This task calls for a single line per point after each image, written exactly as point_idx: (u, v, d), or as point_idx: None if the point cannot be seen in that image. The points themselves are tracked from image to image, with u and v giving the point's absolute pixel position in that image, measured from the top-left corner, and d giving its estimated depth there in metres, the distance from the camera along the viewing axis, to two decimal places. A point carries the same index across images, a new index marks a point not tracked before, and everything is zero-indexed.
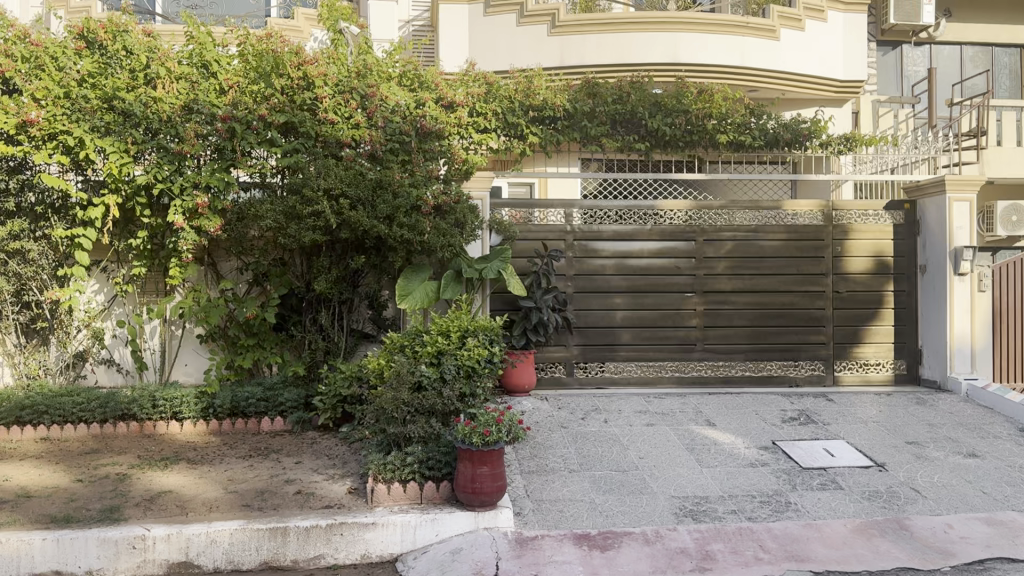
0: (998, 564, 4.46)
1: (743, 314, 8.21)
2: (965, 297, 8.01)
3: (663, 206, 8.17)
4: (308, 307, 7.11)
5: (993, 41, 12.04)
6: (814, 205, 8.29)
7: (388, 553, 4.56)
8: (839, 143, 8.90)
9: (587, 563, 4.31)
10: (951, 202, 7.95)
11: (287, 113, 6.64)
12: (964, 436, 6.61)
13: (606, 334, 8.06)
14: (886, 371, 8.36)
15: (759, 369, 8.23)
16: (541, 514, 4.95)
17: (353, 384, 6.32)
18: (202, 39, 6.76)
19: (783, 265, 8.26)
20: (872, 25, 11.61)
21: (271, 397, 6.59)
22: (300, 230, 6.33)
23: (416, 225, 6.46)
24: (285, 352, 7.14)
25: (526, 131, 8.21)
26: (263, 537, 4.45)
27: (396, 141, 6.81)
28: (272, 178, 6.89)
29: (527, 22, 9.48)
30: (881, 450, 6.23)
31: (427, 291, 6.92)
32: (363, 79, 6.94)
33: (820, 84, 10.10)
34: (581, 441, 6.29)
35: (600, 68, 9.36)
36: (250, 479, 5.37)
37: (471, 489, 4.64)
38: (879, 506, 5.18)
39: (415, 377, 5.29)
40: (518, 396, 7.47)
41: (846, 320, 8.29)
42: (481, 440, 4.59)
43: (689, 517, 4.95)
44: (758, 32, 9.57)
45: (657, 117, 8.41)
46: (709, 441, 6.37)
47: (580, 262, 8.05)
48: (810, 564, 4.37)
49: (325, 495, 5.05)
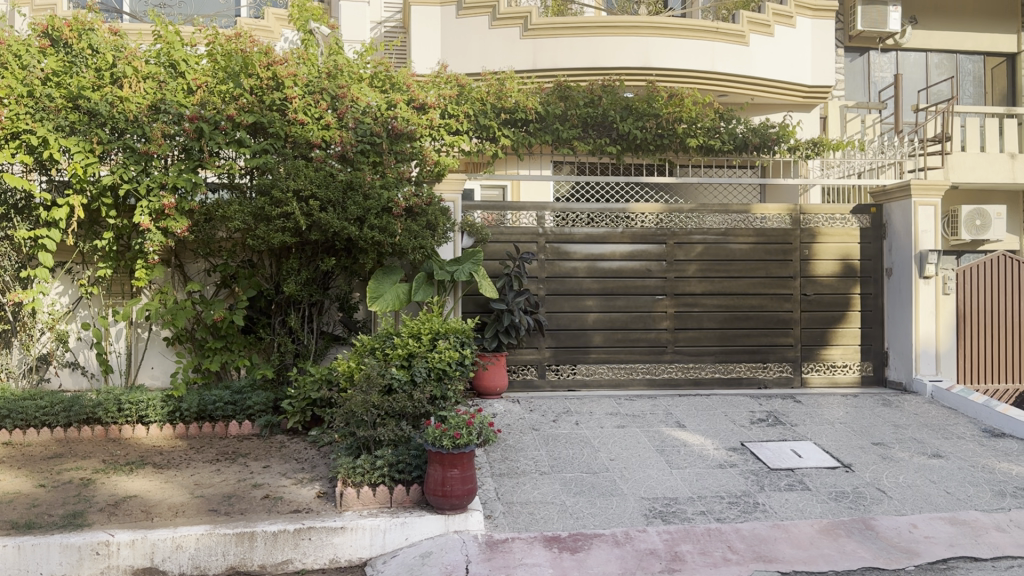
0: (961, 563, 4.53)
1: (712, 316, 8.27)
2: (930, 299, 8.12)
3: (635, 209, 8.23)
4: (277, 310, 7.05)
5: (958, 48, 12.25)
6: (783, 208, 8.39)
7: (357, 557, 4.54)
8: (807, 147, 8.73)
9: (557, 565, 4.31)
10: (916, 207, 8.08)
11: (256, 113, 6.58)
12: (928, 437, 6.71)
13: (578, 336, 8.07)
14: (853, 372, 8.46)
15: (729, 371, 8.29)
16: (512, 517, 4.94)
17: (322, 387, 6.27)
18: (170, 38, 6.68)
19: (752, 268, 8.35)
20: (840, 32, 11.87)
21: (238, 400, 6.52)
22: (269, 232, 6.28)
23: (387, 227, 6.43)
24: (254, 355, 7.08)
25: (498, 133, 8.20)
26: (230, 542, 4.40)
27: (368, 142, 6.74)
28: (241, 179, 6.80)
29: (499, 25, 9.48)
30: (848, 451, 6.31)
31: (398, 293, 6.89)
32: (334, 79, 6.92)
33: (789, 89, 10.21)
34: (553, 443, 6.30)
35: (572, 72, 9.38)
36: (217, 484, 5.31)
37: (442, 493, 4.63)
38: (846, 506, 5.25)
39: (385, 380, 5.26)
40: (490, 398, 7.47)
41: (813, 322, 8.39)
42: (452, 443, 4.59)
43: (659, 519, 4.98)
44: (727, 37, 9.68)
45: (628, 121, 8.46)
46: (679, 443, 6.42)
47: (552, 264, 8.06)
48: (778, 564, 4.41)
49: (293, 499, 5.01)
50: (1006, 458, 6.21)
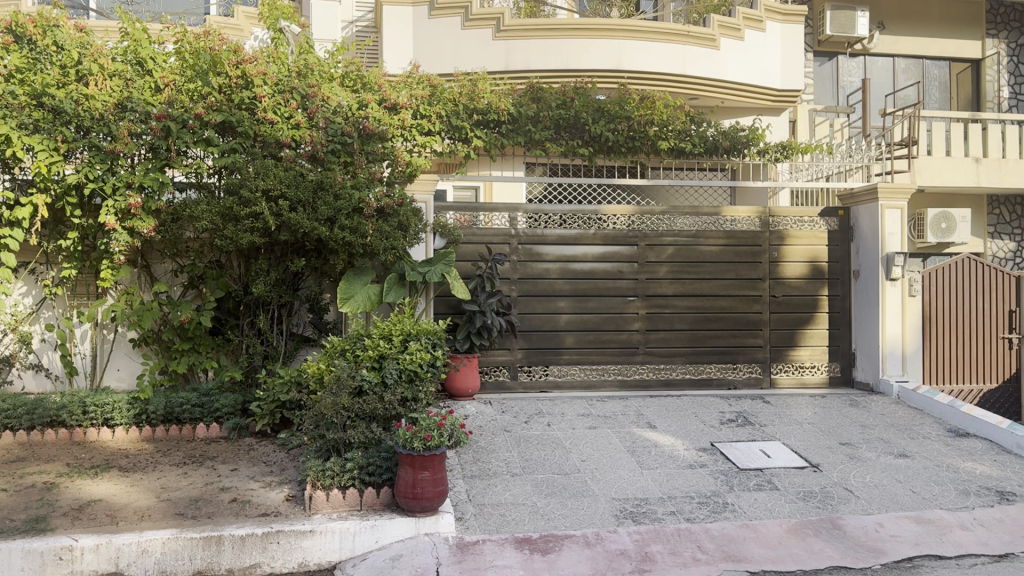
0: (926, 561, 4.59)
1: (684, 318, 8.32)
2: (897, 301, 8.23)
3: (607, 211, 8.27)
4: (246, 311, 6.97)
5: (924, 54, 12.43)
6: (752, 211, 8.48)
7: (326, 561, 4.49)
8: (776, 150, 8.90)
9: (527, 567, 4.31)
10: (883, 210, 8.18)
11: (224, 112, 6.50)
12: (895, 437, 6.80)
13: (550, 338, 8.08)
14: (821, 373, 8.55)
15: (699, 371, 8.34)
16: (483, 519, 4.92)
17: (291, 389, 6.24)
18: (138, 35, 6.58)
19: (722, 269, 8.42)
20: (809, 37, 12.07)
21: (206, 403, 6.44)
22: (237, 232, 6.21)
23: (358, 228, 6.39)
24: (221, 357, 7.00)
25: (470, 134, 8.19)
26: (196, 546, 4.34)
27: (338, 142, 6.70)
28: (209, 180, 6.72)
29: (472, 25, 9.46)
30: (816, 451, 6.38)
31: (369, 295, 6.84)
32: (304, 78, 6.85)
33: (758, 93, 10.30)
34: (524, 444, 6.29)
35: (545, 73, 9.39)
36: (184, 487, 5.24)
37: (412, 495, 4.61)
38: (814, 506, 5.29)
39: (356, 382, 5.22)
40: (462, 400, 7.45)
41: (782, 324, 8.48)
42: (423, 445, 4.57)
43: (630, 519, 5.00)
44: (698, 41, 9.74)
45: (600, 123, 8.50)
46: (650, 443, 6.44)
47: (524, 265, 8.06)
48: (747, 564, 4.44)
49: (261, 502, 4.95)
50: (970, 458, 6.31)
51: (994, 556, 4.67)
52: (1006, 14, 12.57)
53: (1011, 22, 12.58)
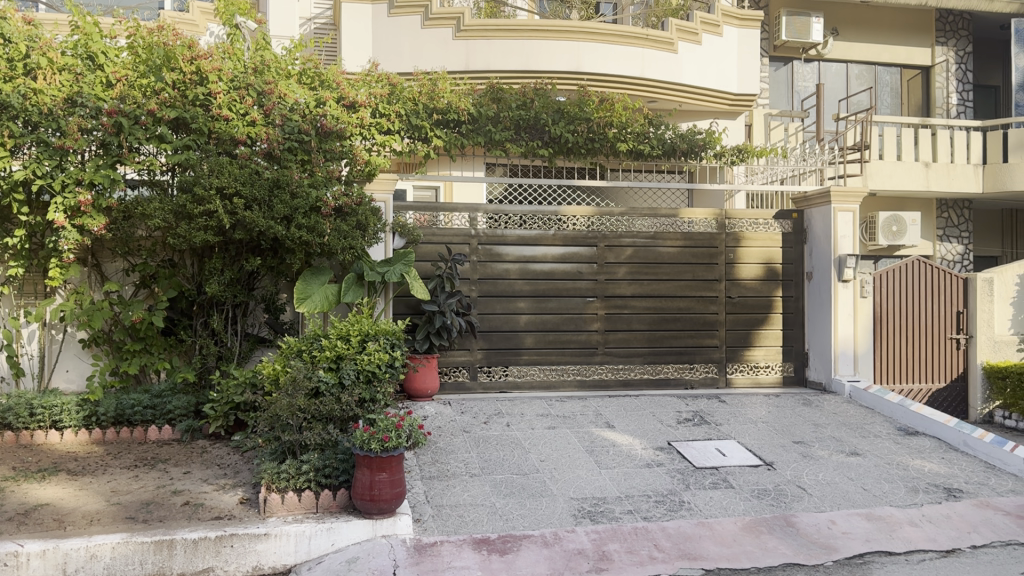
0: (876, 557, 4.69)
1: (642, 318, 8.39)
2: (849, 302, 8.39)
3: (567, 212, 8.30)
4: (199, 311, 6.84)
5: (876, 60, 12.68)
6: (709, 213, 8.58)
7: (281, 564, 4.44)
8: (732, 154, 9.04)
9: (485, 568, 4.30)
10: (836, 212, 8.33)
11: (178, 108, 6.38)
12: (847, 435, 6.92)
13: (510, 338, 8.07)
14: (776, 372, 8.68)
15: (657, 371, 8.41)
16: (441, 520, 4.90)
17: (246, 390, 6.15)
18: (88, 29, 6.42)
19: (680, 270, 8.50)
20: (765, 42, 12.27)
21: (158, 404, 6.33)
22: (191, 231, 6.10)
23: (316, 227, 6.34)
24: (174, 357, 6.87)
25: (430, 134, 8.16)
26: (147, 551, 4.25)
27: (295, 140, 6.66)
28: (162, 177, 6.58)
29: (431, 24, 9.42)
30: (770, 449, 6.47)
31: (327, 295, 6.76)
32: (260, 75, 6.75)
33: (715, 97, 10.43)
34: (483, 445, 6.28)
35: (505, 73, 9.39)
36: (135, 490, 5.13)
37: (370, 497, 4.58)
38: (768, 504, 5.37)
39: (312, 383, 5.16)
40: (421, 400, 7.41)
41: (737, 324, 8.59)
42: (380, 446, 4.54)
43: (588, 518, 5.02)
44: (658, 44, 9.83)
45: (560, 124, 8.53)
46: (608, 443, 6.48)
47: (484, 266, 8.05)
48: (702, 562, 4.50)
49: (214, 505, 4.88)
50: (919, 455, 6.46)
51: (941, 551, 4.79)
52: (954, 22, 12.87)
53: (960, 31, 12.88)
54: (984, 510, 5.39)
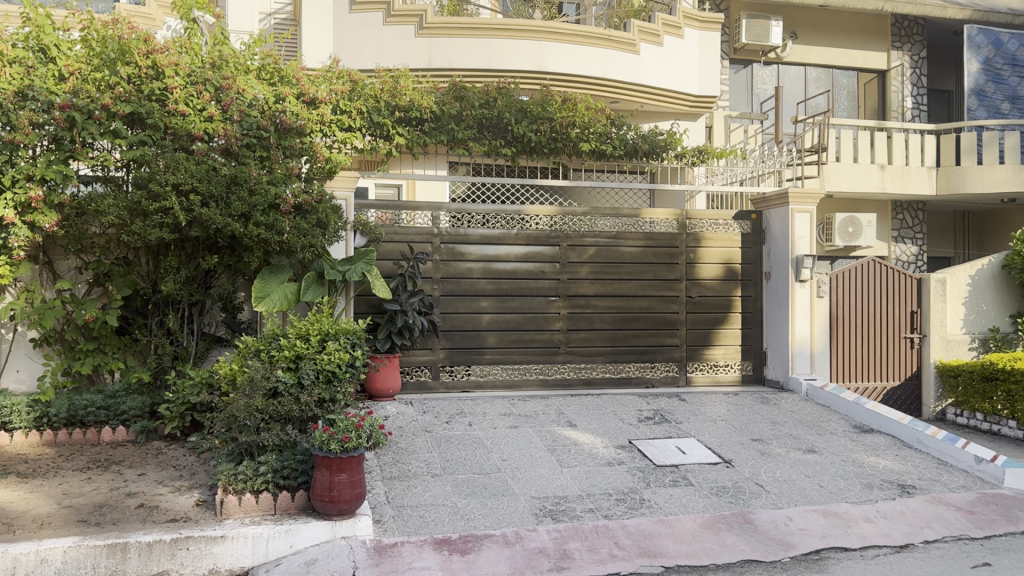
0: (832, 553, 4.77)
1: (604, 318, 8.43)
2: (806, 302, 8.51)
3: (530, 211, 8.30)
4: (154, 309, 6.70)
5: (834, 64, 12.89)
6: (670, 213, 8.65)
7: (238, 567, 4.38)
8: (692, 155, 9.11)
9: (446, 568, 4.28)
10: (794, 213, 8.44)
11: (133, 103, 6.27)
12: (803, 433, 7.03)
13: (472, 338, 8.05)
14: (734, 371, 8.78)
15: (618, 370, 8.46)
16: (402, 520, 4.87)
17: (202, 391, 6.06)
18: (40, 21, 6.24)
19: (641, 270, 8.55)
20: (725, 44, 12.41)
21: (112, 404, 6.21)
22: (145, 228, 5.99)
23: (275, 224, 6.27)
24: (128, 357, 6.72)
25: (392, 132, 8.11)
26: (100, 554, 4.16)
27: (253, 136, 6.55)
28: (117, 173, 6.45)
29: (394, 21, 9.36)
30: (729, 447, 6.54)
31: (286, 294, 6.67)
32: (218, 70, 6.64)
33: (676, 98, 10.51)
34: (445, 444, 6.26)
35: (467, 72, 9.37)
36: (87, 492, 5.02)
37: (329, 498, 4.53)
38: (727, 501, 5.43)
39: (270, 383, 5.07)
40: (382, 400, 7.35)
41: (698, 323, 8.67)
42: (340, 447, 4.49)
43: (549, 517, 5.02)
44: (620, 45, 9.88)
45: (523, 123, 8.51)
46: (570, 442, 6.49)
47: (446, 265, 8.01)
48: (662, 560, 4.53)
49: (170, 507, 4.79)
50: (874, 452, 6.58)
51: (895, 547, 4.88)
52: (909, 27, 13.12)
53: (914, 36, 13.13)
54: (937, 506, 5.50)
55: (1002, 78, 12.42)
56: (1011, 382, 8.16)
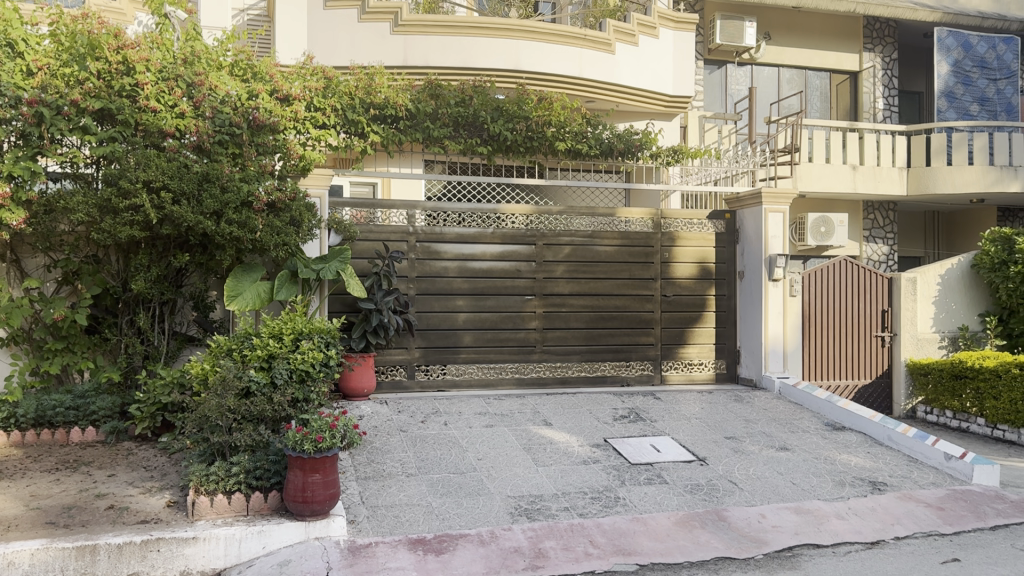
0: (805, 550, 4.82)
1: (579, 316, 8.45)
2: (779, 301, 8.58)
3: (505, 210, 8.29)
4: (124, 308, 6.61)
5: (807, 65, 13.01)
6: (645, 212, 8.69)
7: (210, 568, 4.32)
8: (667, 154, 9.27)
9: (420, 568, 4.26)
10: (767, 213, 8.50)
11: (104, 99, 6.15)
12: (776, 431, 7.08)
13: (448, 336, 8.03)
14: (709, 370, 8.83)
15: (594, 369, 8.49)
16: (376, 521, 4.84)
17: (174, 391, 5.99)
18: (7, 16, 6.09)
19: (616, 269, 8.58)
20: (700, 45, 12.48)
21: (81, 405, 6.11)
22: (116, 226, 5.91)
23: (247, 222, 6.22)
24: (98, 357, 6.61)
25: (366, 129, 8.07)
26: (69, 557, 4.09)
27: (226, 133, 6.47)
28: (86, 170, 6.36)
29: (368, 18, 9.31)
30: (703, 445, 6.58)
31: (259, 292, 6.61)
32: (190, 66, 6.58)
33: (651, 98, 10.56)
34: (420, 444, 6.23)
35: (443, 70, 9.35)
36: (56, 494, 4.94)
37: (302, 499, 4.50)
38: (700, 499, 5.46)
39: (243, 383, 5.03)
40: (356, 400, 7.31)
41: (672, 322, 8.71)
42: (313, 447, 4.46)
43: (524, 516, 5.02)
44: (596, 45, 9.91)
45: (499, 122, 8.50)
46: (545, 440, 6.50)
47: (422, 263, 7.99)
48: (636, 558, 4.55)
49: (140, 509, 4.73)
50: (846, 450, 6.65)
51: (867, 543, 4.94)
52: (881, 29, 13.25)
53: (886, 38, 13.27)
54: (907, 503, 5.57)
55: (971, 81, 12.60)
56: (979, 380, 8.27)
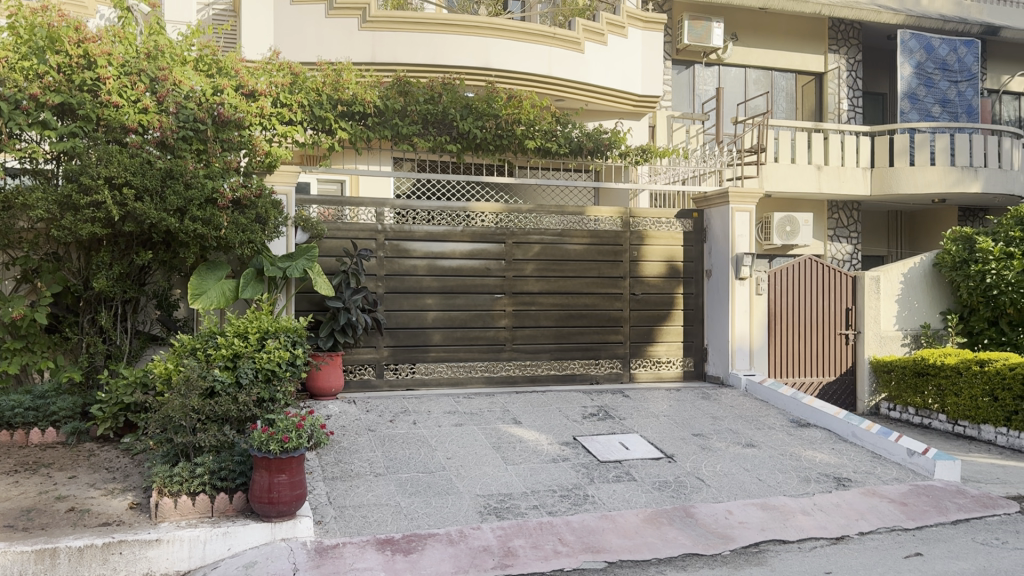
0: (771, 546, 4.86)
1: (549, 315, 8.45)
2: (745, 300, 8.66)
3: (475, 208, 8.27)
4: (86, 307, 6.48)
5: (773, 66, 13.14)
6: (614, 211, 8.71)
7: (173, 570, 4.26)
8: (636, 153, 9.24)
9: (388, 569, 4.23)
10: (734, 212, 8.57)
11: (64, 93, 6.04)
12: (743, 428, 7.15)
13: (417, 335, 8.00)
14: (676, 368, 8.90)
15: (563, 367, 8.50)
16: (344, 521, 4.79)
17: (137, 391, 5.89)
18: None
19: (586, 268, 8.60)
20: (668, 45, 12.55)
21: (41, 405, 5.99)
22: (77, 223, 5.79)
23: (211, 219, 6.12)
24: (58, 356, 6.48)
25: (334, 126, 8.00)
26: (28, 561, 4.00)
27: (190, 129, 6.40)
28: (46, 166, 6.22)
29: (336, 14, 9.24)
30: (671, 442, 6.61)
31: (223, 291, 6.53)
32: (153, 61, 6.49)
33: (620, 98, 10.60)
34: (389, 443, 6.20)
35: (412, 67, 9.29)
36: (14, 497, 4.83)
37: (268, 500, 4.45)
38: (668, 496, 5.49)
39: (207, 383, 4.93)
40: (324, 400, 7.26)
41: (641, 320, 8.76)
42: (279, 447, 4.40)
43: (494, 515, 5.01)
44: (565, 44, 9.93)
45: (468, 120, 8.47)
46: (514, 439, 6.49)
47: (391, 261, 7.94)
48: (605, 555, 4.56)
49: (102, 511, 4.64)
50: (811, 446, 6.73)
51: (832, 539, 5.01)
52: (846, 31, 13.42)
53: (850, 39, 13.44)
54: (871, 498, 5.65)
55: (933, 82, 12.81)
56: (942, 377, 8.40)
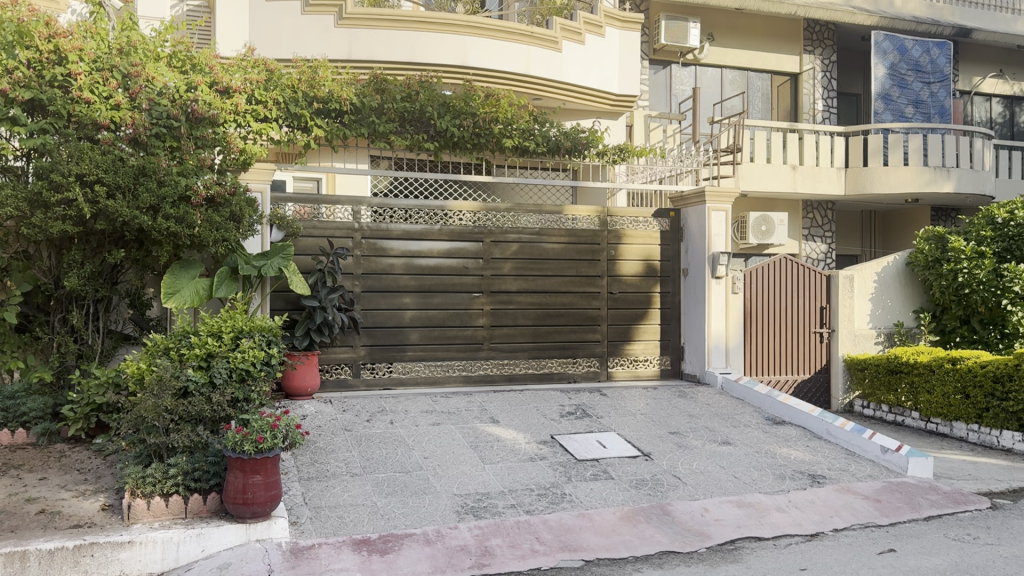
0: (746, 543, 4.89)
1: (527, 313, 8.45)
2: (721, 298, 8.71)
3: (453, 206, 8.23)
4: (57, 306, 6.38)
5: (749, 67, 13.22)
6: (592, 210, 8.73)
7: (146, 572, 4.21)
8: (613, 153, 9.28)
9: (365, 569, 4.21)
10: (710, 211, 8.62)
11: (33, 89, 5.94)
12: (719, 426, 7.19)
13: (394, 334, 7.96)
14: (653, 366, 8.94)
15: (541, 366, 8.50)
16: (320, 522, 4.76)
17: (109, 391, 5.80)
18: None
19: (563, 266, 8.61)
20: (645, 44, 12.59)
21: (10, 406, 5.91)
22: (47, 221, 5.72)
23: (185, 217, 6.04)
24: (28, 356, 6.37)
25: (310, 124, 7.95)
26: None
27: (163, 125, 6.32)
28: (15, 163, 6.11)
29: (312, 10, 9.17)
30: (647, 440, 6.64)
31: (197, 289, 6.45)
32: (126, 57, 6.41)
33: (598, 97, 10.62)
34: (365, 443, 6.17)
35: (389, 64, 9.25)
36: None
37: (243, 500, 4.41)
38: (645, 494, 5.51)
39: (180, 382, 4.86)
40: (300, 399, 7.21)
41: (618, 319, 8.78)
42: (254, 447, 4.36)
43: (471, 514, 5.00)
44: (541, 42, 9.93)
45: (445, 118, 8.44)
46: (492, 438, 6.48)
47: (367, 260, 7.90)
48: (582, 553, 4.57)
49: (73, 513, 4.57)
50: (786, 444, 6.78)
51: (806, 536, 5.05)
52: (821, 32, 13.54)
53: (825, 40, 13.56)
54: (846, 495, 5.70)
55: (906, 83, 12.95)
56: (914, 374, 8.50)
